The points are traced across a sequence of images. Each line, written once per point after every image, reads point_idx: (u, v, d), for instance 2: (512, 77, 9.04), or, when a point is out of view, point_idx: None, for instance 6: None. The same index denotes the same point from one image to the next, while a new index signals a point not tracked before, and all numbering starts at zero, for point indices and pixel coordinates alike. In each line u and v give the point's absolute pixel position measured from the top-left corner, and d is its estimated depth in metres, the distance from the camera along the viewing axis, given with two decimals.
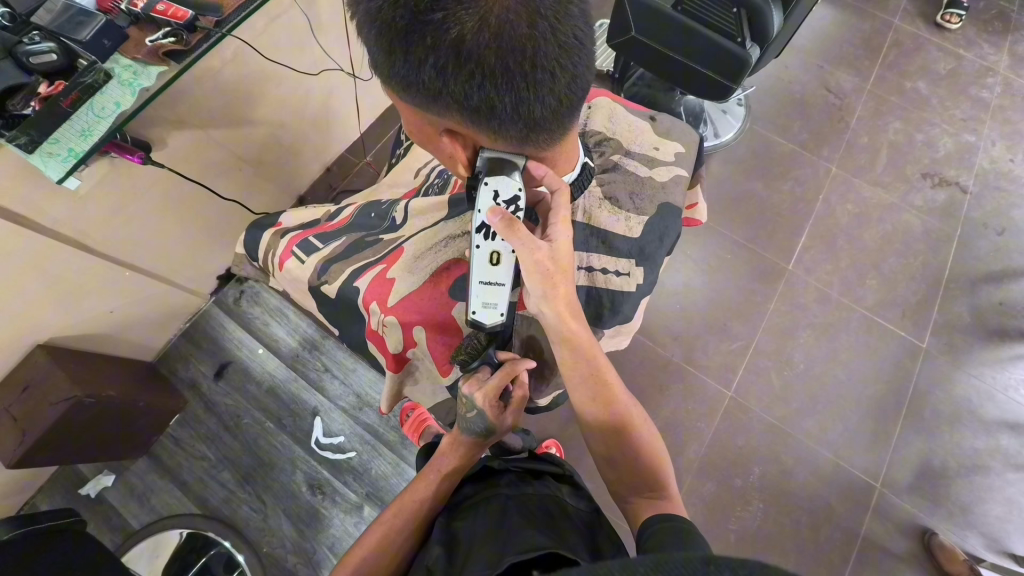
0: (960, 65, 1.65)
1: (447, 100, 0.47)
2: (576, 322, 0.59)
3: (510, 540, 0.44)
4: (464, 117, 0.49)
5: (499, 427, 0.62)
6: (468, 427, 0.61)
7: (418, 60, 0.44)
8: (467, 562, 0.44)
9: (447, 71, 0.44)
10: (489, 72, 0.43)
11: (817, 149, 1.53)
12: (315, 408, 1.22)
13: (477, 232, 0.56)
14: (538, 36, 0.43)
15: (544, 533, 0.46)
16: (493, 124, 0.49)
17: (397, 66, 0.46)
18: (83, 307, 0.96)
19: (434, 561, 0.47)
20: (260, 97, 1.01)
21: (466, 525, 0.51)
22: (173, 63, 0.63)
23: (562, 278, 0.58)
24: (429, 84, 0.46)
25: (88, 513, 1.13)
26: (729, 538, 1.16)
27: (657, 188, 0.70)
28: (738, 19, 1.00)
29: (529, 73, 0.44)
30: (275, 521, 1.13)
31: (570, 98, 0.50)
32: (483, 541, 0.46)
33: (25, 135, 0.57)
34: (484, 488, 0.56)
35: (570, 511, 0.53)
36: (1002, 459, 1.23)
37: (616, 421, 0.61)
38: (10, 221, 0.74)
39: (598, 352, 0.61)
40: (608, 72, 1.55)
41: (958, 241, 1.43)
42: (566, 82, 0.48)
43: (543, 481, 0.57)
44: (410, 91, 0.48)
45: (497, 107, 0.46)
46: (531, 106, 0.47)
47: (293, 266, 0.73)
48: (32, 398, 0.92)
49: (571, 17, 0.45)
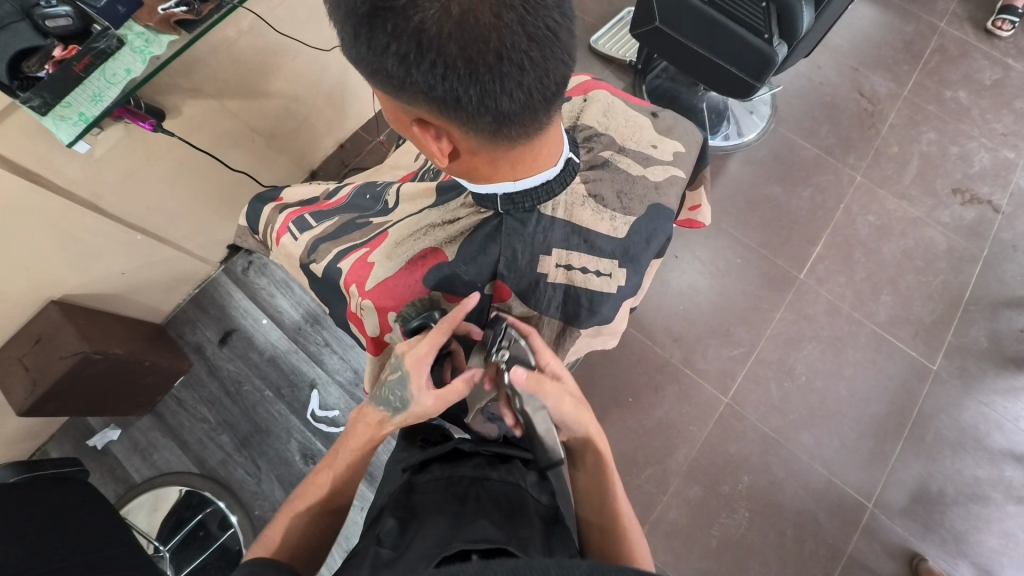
0: (1008, 76, 1.56)
1: (413, 89, 0.46)
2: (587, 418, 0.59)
3: (465, 528, 0.44)
4: (432, 109, 0.47)
5: (416, 405, 0.55)
6: (387, 398, 0.56)
7: (381, 46, 0.43)
8: (415, 540, 0.44)
9: (410, 59, 0.43)
10: (452, 62, 0.43)
11: (843, 156, 1.47)
12: (312, 381, 1.25)
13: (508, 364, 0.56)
14: (503, 26, 0.42)
15: (497, 524, 0.46)
16: (460, 117, 0.47)
17: (363, 53, 0.45)
18: (94, 267, 0.99)
19: (385, 532, 0.48)
20: (275, 70, 1.01)
21: (424, 500, 0.52)
22: (184, 32, 0.64)
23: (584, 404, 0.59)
24: (394, 72, 0.45)
25: (94, 463, 1.18)
26: (711, 544, 1.16)
27: (649, 188, 0.68)
28: (766, 15, 0.92)
29: (494, 65, 0.44)
30: (267, 487, 1.17)
31: (543, 93, 0.49)
32: (435, 521, 0.47)
33: (39, 98, 0.58)
34: (450, 468, 0.57)
35: (528, 502, 0.53)
36: (1004, 490, 1.19)
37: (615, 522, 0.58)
38: (25, 180, 0.76)
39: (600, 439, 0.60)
40: (631, 62, 1.51)
41: (983, 263, 1.37)
42: (537, 77, 0.47)
43: (509, 467, 0.58)
44: (377, 78, 0.47)
45: (462, 99, 0.45)
46: (497, 100, 0.46)
47: (287, 242, 0.75)
48: (42, 351, 0.95)
49: (542, 7, 0.44)
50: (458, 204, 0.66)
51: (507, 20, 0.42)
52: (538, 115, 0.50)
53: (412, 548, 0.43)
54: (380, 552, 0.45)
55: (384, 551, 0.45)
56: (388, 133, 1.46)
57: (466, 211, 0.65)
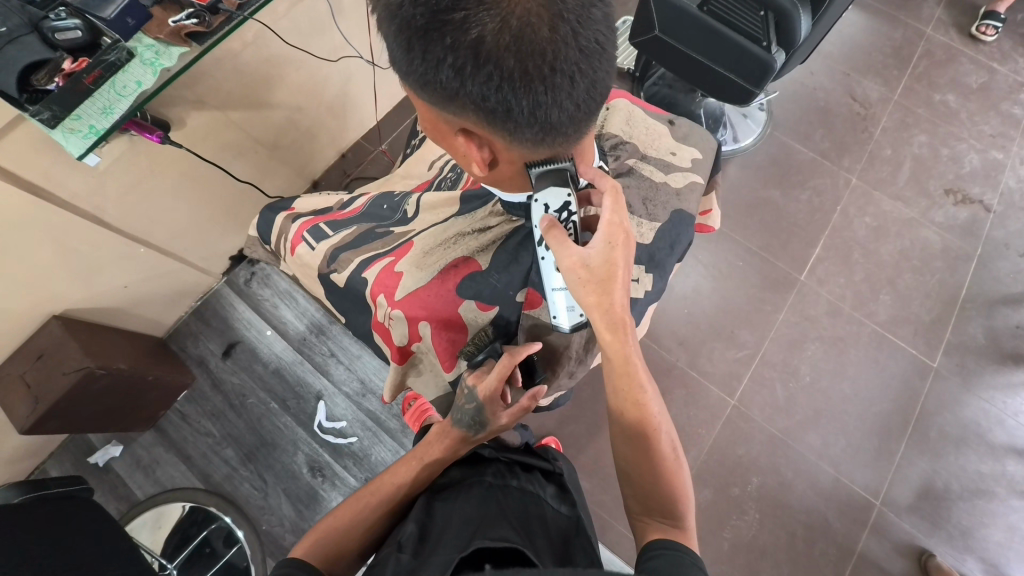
0: (993, 79, 1.61)
1: (464, 101, 0.46)
2: (614, 333, 0.55)
3: (484, 530, 0.47)
4: (481, 119, 0.48)
5: (492, 424, 0.64)
6: (461, 419, 0.64)
7: (436, 59, 0.44)
8: (437, 546, 0.46)
9: (465, 70, 0.43)
10: (507, 73, 0.43)
11: (838, 159, 1.50)
12: (319, 392, 1.23)
13: (540, 245, 0.59)
14: (558, 39, 0.43)
15: (515, 525, 0.49)
16: (509, 127, 0.48)
17: (415, 65, 0.46)
18: (97, 280, 0.97)
19: (406, 538, 0.49)
20: (280, 80, 1.01)
21: (444, 508, 0.54)
22: (194, 44, 0.63)
23: (606, 287, 0.54)
24: (446, 84, 0.45)
25: (96, 481, 1.16)
26: (723, 546, 1.16)
27: (671, 195, 0.69)
28: (765, 23, 0.95)
29: (547, 77, 0.44)
30: (274, 500, 1.16)
31: (588, 105, 0.50)
32: (457, 526, 0.49)
33: (48, 110, 0.56)
34: (470, 475, 0.59)
35: (548, 516, 0.55)
36: (1007, 485, 1.21)
37: (646, 428, 0.58)
38: (28, 193, 0.74)
39: (636, 363, 0.57)
40: (628, 71, 1.54)
41: (978, 261, 1.40)
42: (585, 87, 0.48)
43: (529, 477, 0.61)
44: (426, 89, 0.48)
45: (513, 110, 0.46)
46: (548, 110, 0.46)
47: (303, 252, 0.74)
48: (44, 367, 0.93)
49: (593, 22, 0.45)
50: (485, 213, 0.67)
51: (562, 33, 0.43)
52: (579, 126, 0.51)
53: (434, 552, 0.45)
54: (401, 557, 0.46)
55: (406, 556, 0.46)
56: (390, 142, 1.46)
57: (495, 220, 0.66)
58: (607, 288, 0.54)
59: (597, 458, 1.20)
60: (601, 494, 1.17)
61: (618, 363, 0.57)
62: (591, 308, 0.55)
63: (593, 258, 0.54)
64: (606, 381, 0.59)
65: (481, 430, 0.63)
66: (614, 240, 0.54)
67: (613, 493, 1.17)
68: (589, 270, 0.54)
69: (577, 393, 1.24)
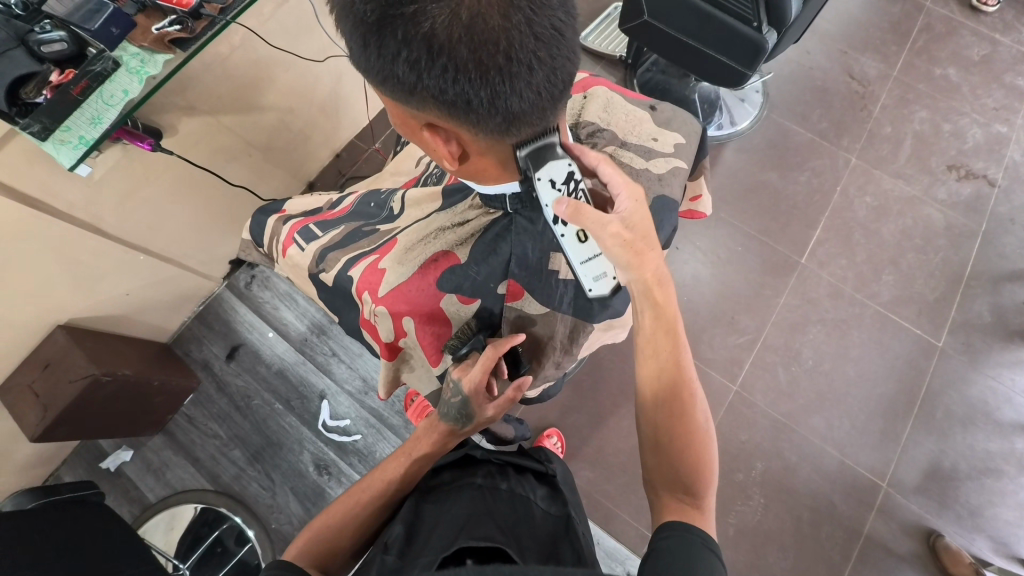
0: (995, 50, 1.57)
1: (423, 95, 0.46)
2: (659, 290, 0.61)
3: (470, 531, 0.49)
4: (443, 113, 0.48)
5: (478, 416, 0.65)
6: (448, 412, 0.64)
7: (391, 53, 0.44)
8: (423, 548, 0.48)
9: (421, 64, 0.43)
10: (462, 65, 0.43)
11: (837, 139, 1.48)
12: (322, 391, 1.25)
13: (555, 223, 0.58)
14: (511, 27, 0.43)
15: (501, 526, 0.51)
16: (471, 119, 0.48)
17: (373, 61, 0.46)
18: (99, 290, 0.99)
19: (393, 538, 0.50)
20: (268, 82, 1.01)
21: (432, 511, 0.55)
22: (179, 50, 0.63)
23: (647, 250, 0.59)
24: (404, 78, 0.45)
25: (108, 485, 1.18)
26: (728, 532, 1.16)
27: (653, 180, 0.69)
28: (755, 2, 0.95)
29: (504, 66, 0.44)
30: (282, 499, 1.18)
31: (552, 92, 0.49)
32: (443, 528, 0.51)
33: (37, 122, 0.57)
34: (461, 476, 0.61)
35: (536, 517, 0.57)
36: (1016, 463, 1.20)
37: (677, 395, 0.59)
38: (23, 205, 0.75)
39: (678, 322, 0.62)
40: (619, 57, 1.52)
41: (982, 237, 1.37)
42: (545, 75, 0.47)
43: (519, 478, 0.61)
44: (387, 85, 0.48)
45: (473, 101, 0.45)
46: (509, 100, 0.46)
47: (294, 253, 0.75)
48: (51, 375, 0.95)
49: (547, 8, 0.45)
50: (465, 207, 0.67)
51: (514, 21, 0.43)
52: (546, 113, 0.51)
53: (420, 555, 0.47)
54: (387, 559, 0.48)
55: (391, 559, 0.47)
56: (384, 140, 1.45)
57: (475, 213, 0.66)
58: (648, 245, 0.59)
59: (600, 448, 1.20)
60: (604, 484, 1.18)
61: (662, 321, 0.61)
62: (641, 267, 0.58)
63: (630, 219, 0.57)
64: (645, 342, 0.62)
65: (468, 424, 0.65)
66: (637, 196, 0.59)
67: (616, 483, 1.18)
68: (631, 231, 0.57)
69: (577, 384, 1.25)
